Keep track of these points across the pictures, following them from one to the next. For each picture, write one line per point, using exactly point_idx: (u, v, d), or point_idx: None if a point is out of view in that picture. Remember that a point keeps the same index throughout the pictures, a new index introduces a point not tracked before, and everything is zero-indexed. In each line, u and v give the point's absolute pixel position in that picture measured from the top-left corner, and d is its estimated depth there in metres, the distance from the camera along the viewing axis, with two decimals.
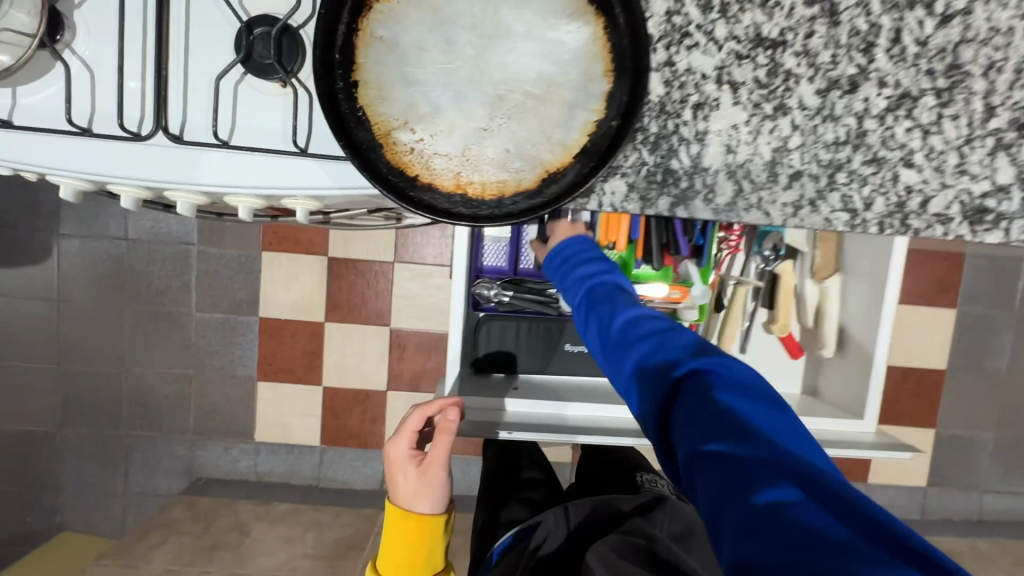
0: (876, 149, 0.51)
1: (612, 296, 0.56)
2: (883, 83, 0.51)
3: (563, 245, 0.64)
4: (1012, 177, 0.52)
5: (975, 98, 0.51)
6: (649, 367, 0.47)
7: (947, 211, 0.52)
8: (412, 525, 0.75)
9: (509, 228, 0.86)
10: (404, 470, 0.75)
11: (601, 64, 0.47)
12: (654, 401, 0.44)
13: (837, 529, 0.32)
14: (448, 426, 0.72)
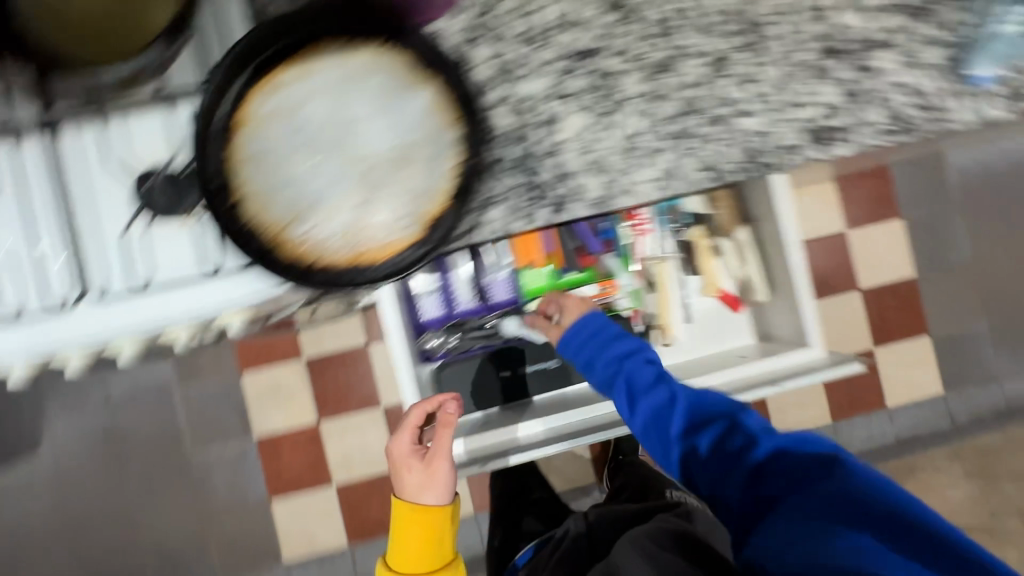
0: (714, 110, 0.57)
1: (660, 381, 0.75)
2: (699, 54, 0.57)
3: (573, 331, 0.84)
4: (842, 95, 0.58)
5: (783, 40, 0.57)
6: (712, 448, 0.66)
7: (796, 141, 0.57)
8: (420, 517, 0.82)
9: (435, 280, 0.92)
10: (408, 464, 0.84)
11: (445, 116, 0.53)
12: (722, 466, 0.65)
13: (889, 554, 0.51)
14: (449, 416, 0.82)
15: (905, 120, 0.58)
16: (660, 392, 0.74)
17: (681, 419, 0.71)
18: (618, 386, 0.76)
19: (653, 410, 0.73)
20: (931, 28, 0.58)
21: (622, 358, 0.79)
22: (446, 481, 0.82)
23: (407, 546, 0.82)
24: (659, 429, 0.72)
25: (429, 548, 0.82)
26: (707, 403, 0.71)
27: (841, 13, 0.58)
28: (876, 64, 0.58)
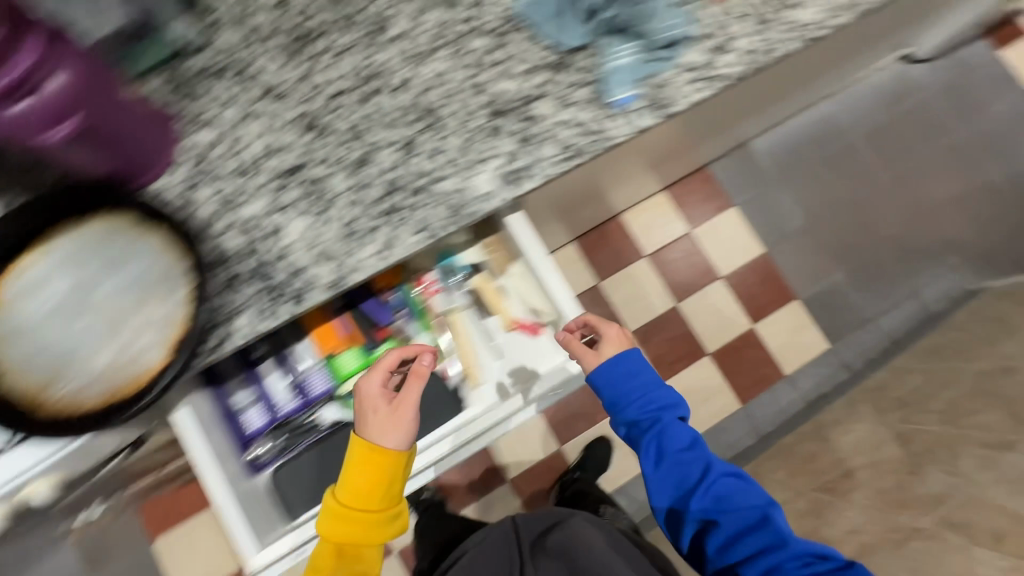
0: (411, 184, 0.67)
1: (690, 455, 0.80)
2: (387, 145, 0.68)
3: (602, 377, 0.79)
4: (514, 143, 0.69)
5: (453, 117, 0.70)
6: (740, 541, 0.76)
7: (487, 189, 0.68)
8: (376, 461, 0.69)
9: (250, 387, 0.80)
10: (375, 404, 0.72)
11: (170, 254, 0.61)
12: (749, 546, 0.75)
13: None
14: (423, 355, 0.73)
15: (572, 146, 0.70)
16: (692, 445, 0.81)
17: (702, 461, 0.81)
18: (659, 432, 0.79)
19: (676, 462, 0.80)
20: (568, 74, 0.72)
21: (657, 405, 0.81)
22: (412, 421, 0.72)
23: (355, 488, 0.70)
24: (686, 478, 0.81)
25: (374, 494, 0.70)
26: (732, 497, 0.79)
27: (495, 83, 0.71)
28: (535, 112, 0.70)
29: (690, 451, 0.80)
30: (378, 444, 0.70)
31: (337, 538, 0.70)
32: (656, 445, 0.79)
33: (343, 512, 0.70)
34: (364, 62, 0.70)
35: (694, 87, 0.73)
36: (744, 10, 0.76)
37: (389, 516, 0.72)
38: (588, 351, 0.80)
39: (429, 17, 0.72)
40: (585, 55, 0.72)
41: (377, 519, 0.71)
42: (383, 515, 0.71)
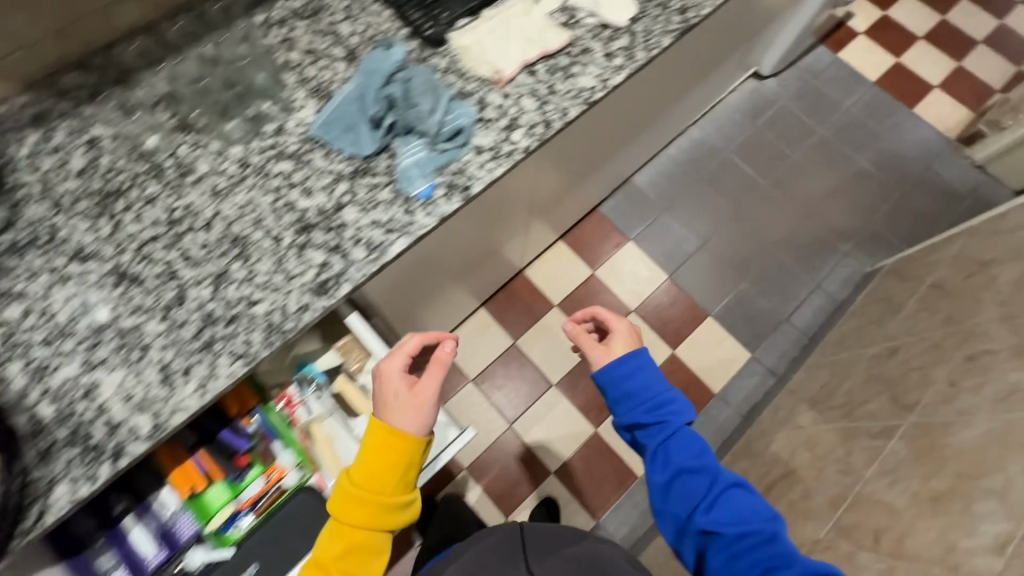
0: (226, 313, 0.69)
1: (691, 447, 0.80)
2: (199, 281, 0.70)
3: (614, 366, 0.86)
4: (324, 253, 0.72)
5: (262, 241, 0.73)
6: (740, 551, 0.71)
7: (303, 302, 0.70)
8: (395, 443, 0.71)
9: (111, 547, 0.77)
10: (394, 387, 0.74)
11: None
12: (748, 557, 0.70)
13: None
14: (443, 343, 0.78)
15: (380, 245, 0.73)
16: (697, 452, 0.79)
17: (709, 470, 0.78)
18: (668, 433, 0.81)
19: (681, 468, 0.78)
20: (368, 181, 0.76)
21: (663, 408, 0.82)
22: (429, 411, 0.73)
23: (377, 465, 0.71)
24: (692, 484, 0.77)
25: (393, 472, 0.71)
26: (737, 511, 0.74)
27: (301, 201, 0.75)
28: (341, 220, 0.74)
29: (694, 445, 0.80)
30: (397, 428, 0.71)
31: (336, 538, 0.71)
32: (660, 445, 0.81)
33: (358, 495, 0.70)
34: (171, 206, 0.74)
35: (490, 167, 0.78)
36: (528, 87, 0.83)
37: (395, 512, 0.71)
38: (591, 342, 0.90)
39: (232, 152, 0.77)
40: (384, 160, 0.77)
41: (388, 508, 0.71)
42: (389, 507, 0.71)
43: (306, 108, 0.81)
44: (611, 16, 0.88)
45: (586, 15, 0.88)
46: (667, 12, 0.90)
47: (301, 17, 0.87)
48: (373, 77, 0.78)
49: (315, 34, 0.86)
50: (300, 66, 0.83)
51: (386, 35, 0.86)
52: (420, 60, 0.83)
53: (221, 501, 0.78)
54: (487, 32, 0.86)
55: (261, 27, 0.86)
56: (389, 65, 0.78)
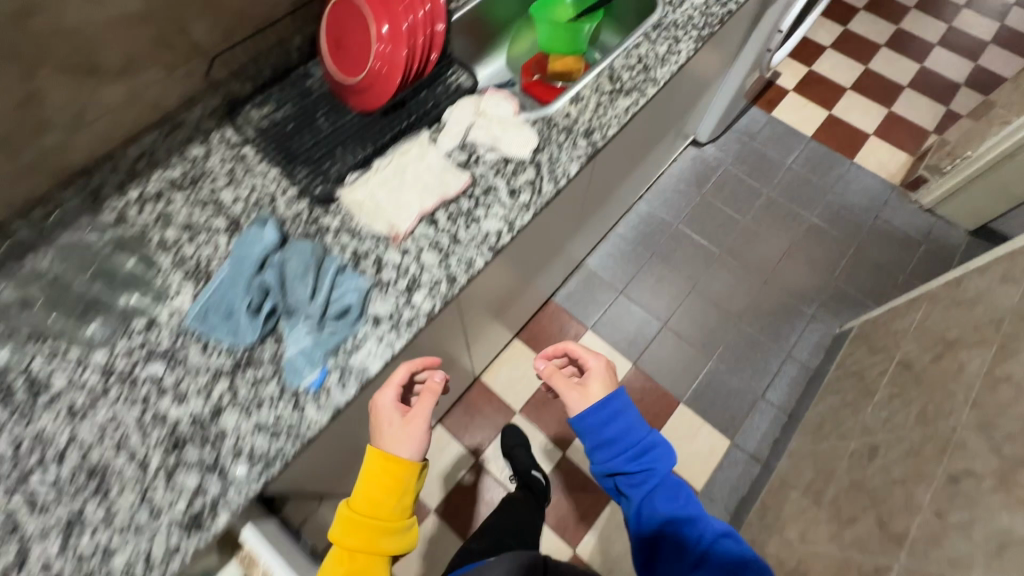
0: (76, 572, 0.57)
1: (676, 490, 0.77)
2: (44, 533, 0.59)
3: (593, 416, 0.81)
4: (198, 474, 0.62)
5: (123, 469, 0.62)
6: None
7: (171, 543, 0.59)
8: (393, 469, 0.71)
9: None
10: (388, 419, 0.74)
11: None
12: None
13: None
14: (432, 364, 0.81)
15: (263, 455, 0.64)
16: (682, 494, 0.77)
17: (695, 507, 0.75)
18: (650, 487, 0.77)
19: (661, 517, 0.74)
20: (250, 376, 0.67)
21: (646, 456, 0.79)
22: (424, 436, 0.74)
23: (375, 494, 0.70)
24: (678, 523, 0.73)
25: (390, 501, 0.70)
26: (725, 551, 0.70)
27: (172, 411, 0.65)
28: (220, 427, 0.65)
29: (677, 486, 0.78)
30: (395, 452, 0.72)
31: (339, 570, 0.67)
32: (643, 496, 0.77)
33: (359, 522, 0.68)
34: (18, 437, 0.63)
35: (388, 342, 0.70)
36: (429, 238, 0.77)
37: (397, 538, 0.70)
38: (570, 386, 0.85)
39: (95, 359, 0.68)
40: (269, 348, 0.68)
41: (387, 536, 0.69)
42: (387, 541, 0.69)
43: (182, 294, 0.72)
44: (513, 151, 0.83)
45: (488, 151, 0.83)
46: (570, 138, 0.86)
47: (180, 188, 0.80)
48: (246, 257, 0.71)
49: (194, 205, 0.79)
50: (176, 245, 0.76)
51: (272, 199, 0.80)
52: (308, 225, 0.77)
53: None
54: (380, 183, 0.80)
55: (134, 205, 0.79)
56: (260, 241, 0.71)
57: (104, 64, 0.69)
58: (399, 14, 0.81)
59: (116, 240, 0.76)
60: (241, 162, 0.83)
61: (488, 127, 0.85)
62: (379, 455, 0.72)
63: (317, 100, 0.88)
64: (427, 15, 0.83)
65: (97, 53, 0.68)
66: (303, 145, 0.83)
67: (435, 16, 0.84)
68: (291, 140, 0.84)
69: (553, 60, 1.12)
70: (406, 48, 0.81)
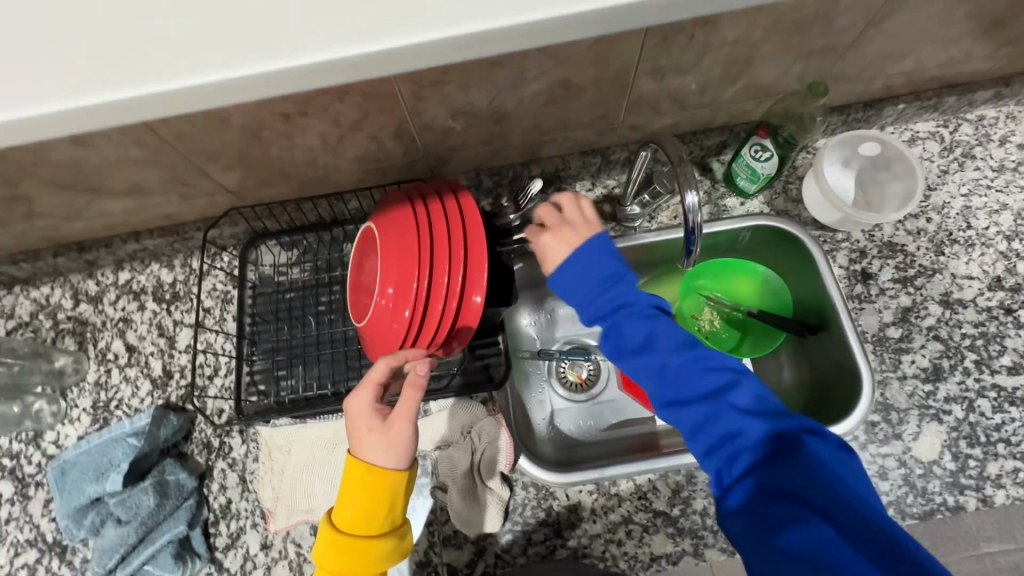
0: None
1: (646, 321, 0.51)
2: None
3: (565, 269, 0.55)
4: None
5: None
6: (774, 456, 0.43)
7: None
8: (372, 485, 0.54)
9: None
10: (367, 422, 0.55)
11: None
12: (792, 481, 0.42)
13: None
14: (415, 349, 0.56)
15: None
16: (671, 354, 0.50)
17: (700, 365, 0.49)
18: (614, 303, 0.52)
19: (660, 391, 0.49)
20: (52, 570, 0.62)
21: (619, 291, 0.53)
22: (412, 437, 0.55)
23: (359, 508, 0.54)
24: (661, 393, 0.49)
25: (376, 517, 0.55)
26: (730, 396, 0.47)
27: None
28: None
29: (653, 321, 0.51)
30: (376, 465, 0.54)
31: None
32: (601, 315, 0.53)
33: (346, 543, 0.54)
34: None
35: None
36: (301, 552, 0.62)
37: (386, 552, 0.55)
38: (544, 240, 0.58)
39: None
40: (84, 555, 0.62)
41: (377, 548, 0.54)
42: (377, 555, 0.54)
43: (75, 425, 0.68)
44: (465, 521, 0.61)
45: (439, 492, 0.62)
46: (551, 543, 0.61)
47: (158, 297, 0.73)
48: (103, 458, 0.62)
49: (153, 329, 0.72)
50: (109, 364, 0.70)
51: (214, 375, 0.69)
52: (216, 437, 0.66)
53: None
54: (303, 444, 0.64)
55: (114, 290, 0.74)
56: (120, 458, 0.61)
57: (103, 186, 0.60)
58: (415, 277, 0.55)
59: (75, 321, 0.73)
60: (222, 306, 0.72)
61: (460, 468, 0.62)
62: (355, 471, 0.54)
63: (335, 280, 0.72)
64: (453, 285, 0.56)
65: (94, 179, 0.58)
66: (279, 330, 0.69)
67: (470, 288, 0.56)
68: (277, 317, 0.70)
69: None
70: (405, 325, 0.56)
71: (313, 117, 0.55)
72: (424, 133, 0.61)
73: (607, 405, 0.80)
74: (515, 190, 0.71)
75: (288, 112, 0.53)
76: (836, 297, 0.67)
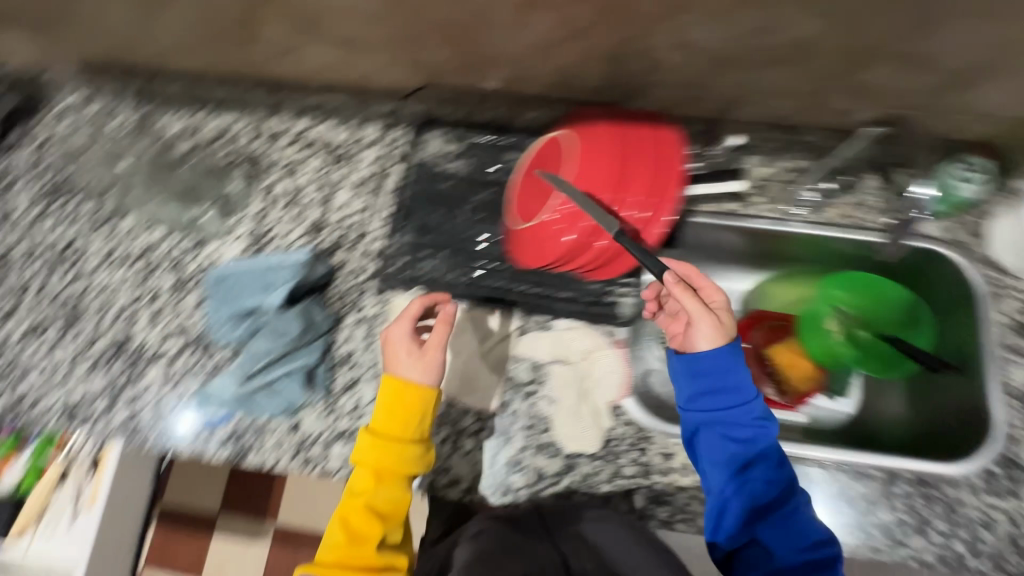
0: (12, 361, 0.71)
1: (738, 394, 0.58)
2: (25, 318, 0.73)
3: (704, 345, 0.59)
4: (103, 387, 0.69)
5: (87, 329, 0.72)
6: (787, 525, 0.56)
7: (51, 408, 0.69)
8: (405, 398, 0.60)
9: None
10: (402, 351, 0.62)
11: None
12: (790, 549, 0.55)
13: None
14: (444, 295, 0.66)
15: (134, 425, 0.68)
16: (751, 424, 0.58)
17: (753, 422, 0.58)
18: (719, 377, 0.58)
19: (718, 435, 0.58)
20: (191, 362, 0.69)
21: (728, 372, 0.58)
22: (443, 361, 0.62)
23: (395, 419, 0.60)
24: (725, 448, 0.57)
25: (410, 424, 0.59)
26: (773, 472, 0.57)
27: (135, 325, 0.71)
28: (143, 372, 0.69)
29: (742, 394, 0.58)
30: (413, 381, 0.60)
31: (366, 495, 0.59)
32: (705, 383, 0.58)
33: (382, 443, 0.60)
34: (73, 238, 0.75)
35: (277, 452, 0.65)
36: None
37: (410, 460, 0.59)
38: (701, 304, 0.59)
39: (148, 232, 0.75)
40: (221, 357, 0.69)
41: (408, 453, 0.59)
42: (408, 460, 0.59)
43: (234, 245, 0.73)
44: (565, 436, 0.63)
45: (545, 403, 0.65)
46: (638, 482, 0.62)
47: (327, 152, 0.77)
48: (265, 279, 0.68)
49: (316, 180, 0.76)
50: (272, 199, 0.75)
51: (363, 236, 0.73)
52: (353, 291, 0.71)
53: None
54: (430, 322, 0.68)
55: (289, 136, 0.78)
56: (283, 280, 0.68)
57: (321, 29, 0.62)
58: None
59: (251, 153, 0.78)
60: (382, 177, 0.75)
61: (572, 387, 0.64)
62: (393, 387, 0.60)
63: (492, 181, 0.73)
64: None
65: (317, 19, 0.60)
66: (431, 214, 0.73)
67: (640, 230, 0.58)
68: (432, 201, 0.73)
69: (780, 346, 0.79)
70: None
71: (547, 10, 0.54)
72: (636, 59, 0.60)
73: None
74: (705, 146, 0.73)
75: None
76: (988, 343, 0.66)
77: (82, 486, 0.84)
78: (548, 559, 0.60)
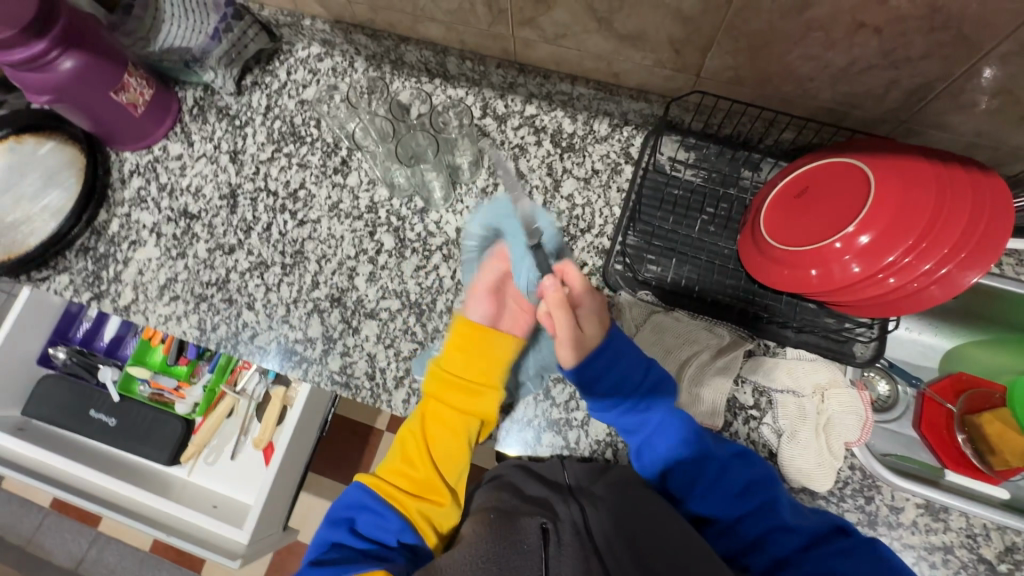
0: (232, 293, 0.73)
1: (622, 385, 0.60)
2: (250, 253, 0.75)
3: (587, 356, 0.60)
4: (318, 333, 0.71)
5: (308, 275, 0.73)
6: (717, 490, 0.57)
7: (266, 345, 0.71)
8: (477, 337, 0.65)
9: (118, 326, 0.90)
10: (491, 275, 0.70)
11: (57, 215, 0.76)
12: (724, 509, 0.56)
13: (788, 546, 0.52)
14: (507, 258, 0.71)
15: (345, 376, 0.69)
16: (648, 404, 0.59)
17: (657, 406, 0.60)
18: (595, 383, 0.60)
19: (630, 425, 0.60)
20: (407, 324, 0.71)
21: (608, 371, 0.60)
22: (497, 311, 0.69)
23: (467, 359, 0.64)
24: (638, 438, 0.60)
25: (481, 368, 0.64)
26: (687, 435, 0.58)
27: (354, 278, 0.73)
28: (359, 325, 0.71)
29: (626, 384, 0.60)
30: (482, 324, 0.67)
31: (428, 434, 0.63)
32: (596, 391, 0.60)
33: (450, 382, 0.63)
34: (299, 185, 0.78)
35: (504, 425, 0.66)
36: None
37: (485, 403, 0.64)
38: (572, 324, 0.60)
39: (373, 191, 0.77)
40: (437, 325, 0.70)
41: (480, 401, 0.63)
42: (481, 406, 0.64)
43: (456, 217, 0.75)
44: (791, 470, 0.61)
45: (768, 431, 0.64)
46: (862, 531, 0.60)
47: (555, 141, 0.77)
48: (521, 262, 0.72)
49: (544, 166, 0.76)
50: (498, 179, 0.76)
51: (585, 232, 0.74)
52: None
53: (147, 364, 0.86)
54: (653, 328, 0.69)
55: (518, 118, 0.79)
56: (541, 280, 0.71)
57: (615, 24, 0.61)
58: (903, 249, 0.53)
59: (480, 129, 0.78)
60: (611, 174, 0.76)
61: (806, 419, 0.62)
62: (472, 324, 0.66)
63: (724, 197, 0.73)
64: (930, 273, 0.53)
65: (618, 12, 0.59)
66: (661, 216, 0.72)
67: (930, 282, 0.53)
68: (663, 206, 0.72)
69: (990, 414, 0.72)
70: (807, 282, 0.58)
71: (879, 38, 0.53)
72: (943, 100, 0.58)
73: (887, 434, 0.77)
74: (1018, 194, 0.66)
75: (867, 23, 0.51)
76: None
77: (250, 424, 0.87)
78: (570, 517, 0.52)
